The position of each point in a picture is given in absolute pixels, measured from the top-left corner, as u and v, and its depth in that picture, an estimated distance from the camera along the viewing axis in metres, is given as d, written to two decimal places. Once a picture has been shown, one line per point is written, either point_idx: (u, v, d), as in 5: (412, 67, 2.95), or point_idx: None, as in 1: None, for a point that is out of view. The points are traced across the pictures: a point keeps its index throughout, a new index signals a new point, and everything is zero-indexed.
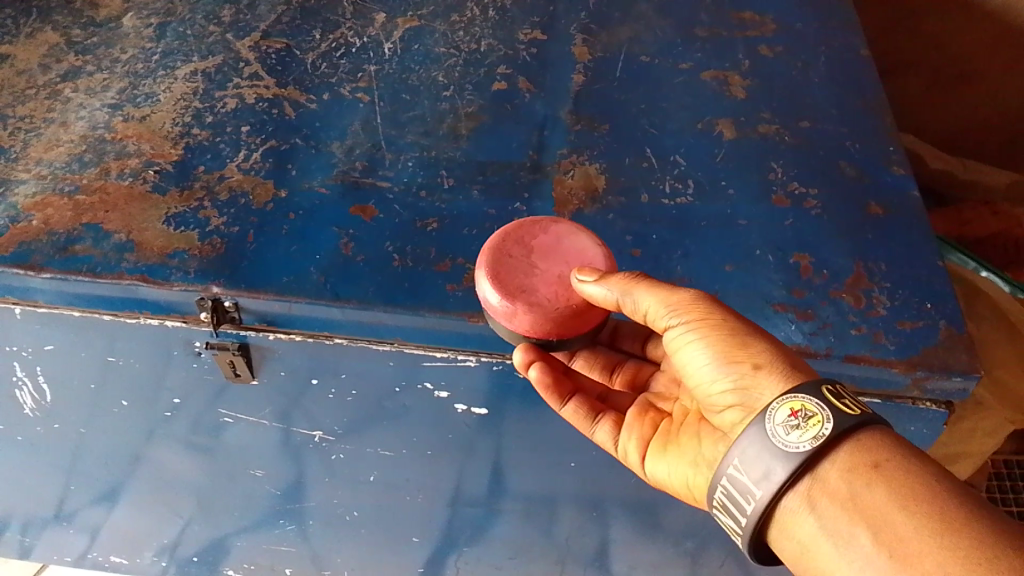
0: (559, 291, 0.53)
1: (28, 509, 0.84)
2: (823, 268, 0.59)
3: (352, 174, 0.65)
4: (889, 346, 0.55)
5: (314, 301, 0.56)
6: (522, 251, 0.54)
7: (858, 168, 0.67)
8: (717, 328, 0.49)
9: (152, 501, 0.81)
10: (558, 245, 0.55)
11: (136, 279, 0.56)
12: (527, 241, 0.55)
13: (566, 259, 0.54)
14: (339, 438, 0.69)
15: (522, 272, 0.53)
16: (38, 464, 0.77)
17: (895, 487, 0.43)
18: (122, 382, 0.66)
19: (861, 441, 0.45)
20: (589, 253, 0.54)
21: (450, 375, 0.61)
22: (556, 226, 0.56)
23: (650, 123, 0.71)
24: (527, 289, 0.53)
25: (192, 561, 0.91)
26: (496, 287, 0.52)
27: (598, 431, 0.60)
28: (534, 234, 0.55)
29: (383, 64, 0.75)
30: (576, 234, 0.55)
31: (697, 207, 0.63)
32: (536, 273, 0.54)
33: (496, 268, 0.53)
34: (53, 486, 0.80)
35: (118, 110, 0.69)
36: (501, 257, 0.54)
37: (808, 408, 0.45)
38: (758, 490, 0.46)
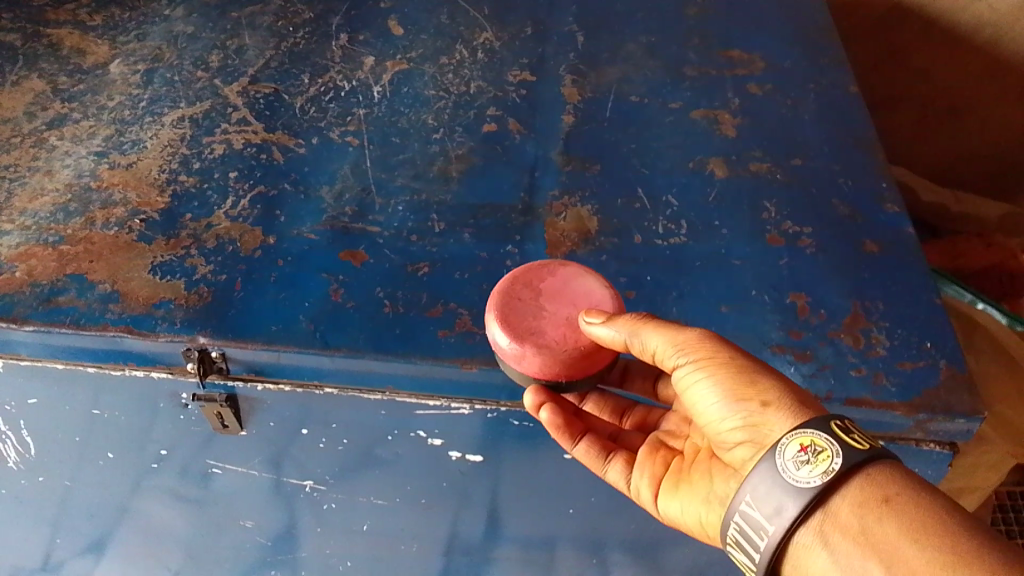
0: (568, 333, 0.52)
1: (13, 561, 0.81)
2: (820, 308, 0.59)
3: (341, 219, 0.64)
4: (890, 387, 0.54)
5: (304, 350, 0.55)
6: (530, 295, 0.54)
7: (851, 206, 0.66)
8: (724, 365, 0.49)
9: (140, 552, 0.78)
10: (566, 288, 0.54)
11: (121, 331, 0.55)
12: (535, 285, 0.54)
13: (574, 301, 0.53)
14: (330, 487, 0.67)
15: (531, 315, 0.52)
16: (21, 518, 0.75)
17: (906, 521, 0.42)
18: (108, 434, 0.64)
19: (870, 474, 0.44)
20: (596, 295, 0.53)
21: (444, 424, 0.59)
22: (563, 269, 0.55)
23: (641, 163, 0.70)
24: (536, 332, 0.52)
25: None
26: (503, 330, 0.51)
27: (609, 471, 0.59)
28: (541, 277, 0.54)
29: (373, 108, 0.75)
30: (583, 276, 0.55)
31: (690, 247, 0.63)
32: (544, 316, 0.53)
33: (504, 311, 0.52)
34: (38, 539, 0.77)
35: (104, 157, 0.68)
36: (510, 301, 0.53)
37: (818, 443, 0.44)
38: (770, 526, 0.46)
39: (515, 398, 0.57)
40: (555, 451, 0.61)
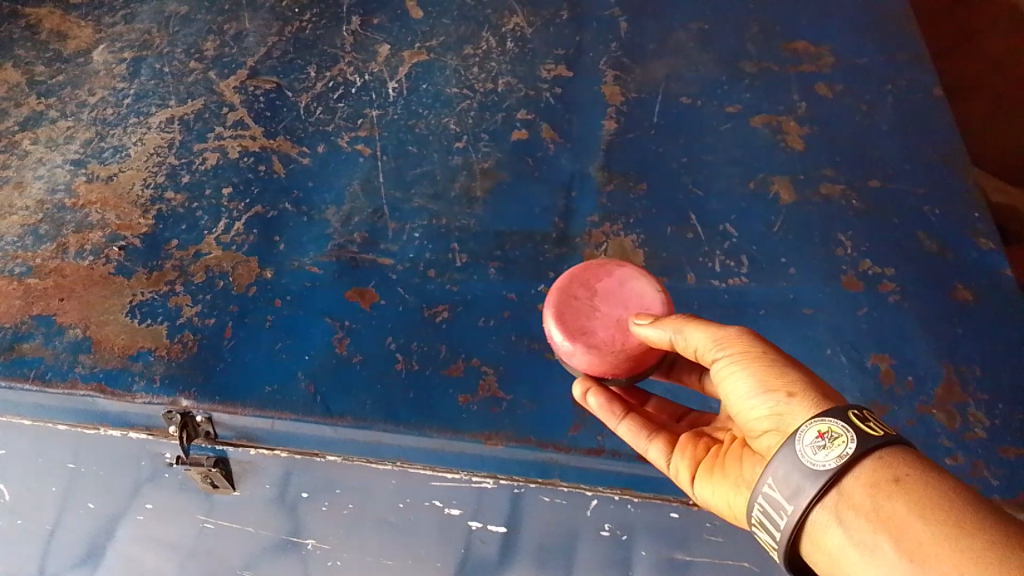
0: (621, 337, 0.44)
1: None
2: (906, 374, 0.50)
3: (349, 248, 0.56)
4: (991, 482, 0.46)
5: (302, 418, 0.48)
6: (587, 294, 0.46)
7: (939, 241, 0.57)
8: (761, 356, 0.40)
9: None
10: (623, 289, 0.46)
11: (92, 390, 0.48)
12: (591, 282, 0.46)
13: (627, 304, 0.45)
14: (334, 547, 0.59)
15: (586, 313, 0.45)
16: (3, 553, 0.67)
17: (927, 498, 0.34)
18: (88, 486, 0.57)
19: (883, 456, 0.36)
20: (650, 298, 0.45)
21: (463, 495, 0.52)
22: (622, 265, 0.47)
23: (694, 182, 0.61)
24: (589, 332, 0.44)
25: None
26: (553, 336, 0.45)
27: (650, 448, 0.45)
28: (600, 274, 0.46)
29: (387, 108, 0.65)
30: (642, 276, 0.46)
31: (753, 291, 0.54)
32: (598, 315, 0.45)
33: (559, 310, 0.45)
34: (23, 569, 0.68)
35: (82, 167, 0.60)
36: (564, 298, 0.46)
37: (833, 428, 0.36)
38: (788, 506, 0.37)
39: (545, 475, 0.49)
40: (590, 526, 0.53)
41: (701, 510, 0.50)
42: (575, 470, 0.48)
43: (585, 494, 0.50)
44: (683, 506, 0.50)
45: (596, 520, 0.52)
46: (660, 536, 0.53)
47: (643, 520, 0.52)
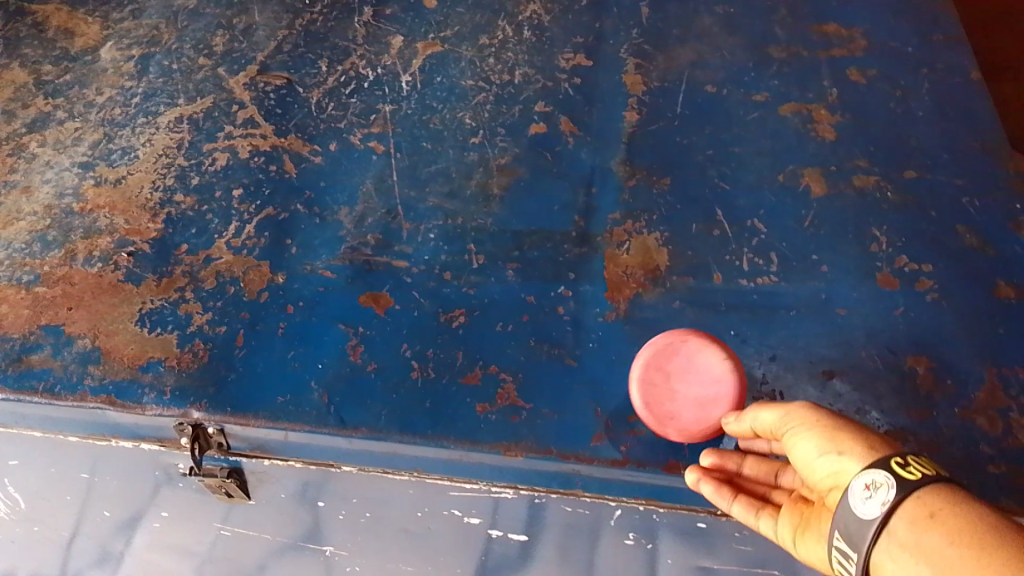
0: (705, 418, 0.45)
1: None
2: (946, 377, 0.48)
3: (363, 250, 0.54)
4: None
5: (316, 430, 0.46)
6: (663, 379, 0.46)
7: (979, 235, 0.54)
8: (828, 423, 0.40)
9: None
10: (693, 368, 0.46)
11: (102, 402, 0.47)
12: (665, 362, 0.46)
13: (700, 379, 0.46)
14: (352, 554, 0.57)
15: (668, 397, 0.45)
16: (22, 557, 0.66)
17: (965, 535, 0.34)
18: (102, 494, 0.57)
19: (921, 494, 0.35)
20: (719, 370, 0.45)
21: (482, 505, 0.50)
22: (688, 336, 0.46)
23: (720, 175, 0.58)
24: (676, 418, 0.45)
25: None
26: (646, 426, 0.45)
27: (761, 523, 0.43)
28: (672, 351, 0.46)
29: (400, 103, 0.63)
30: (709, 347, 0.46)
31: (782, 290, 0.52)
32: (678, 397, 0.45)
33: (642, 401, 0.45)
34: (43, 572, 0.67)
35: (90, 170, 0.59)
36: (644, 385, 0.46)
37: (874, 477, 0.36)
38: (853, 553, 0.37)
39: (567, 486, 0.48)
40: (614, 535, 0.51)
41: (730, 521, 0.48)
42: (599, 481, 0.47)
43: (609, 504, 0.48)
44: (711, 517, 0.48)
45: (621, 530, 0.50)
46: (687, 546, 0.51)
47: (669, 530, 0.50)
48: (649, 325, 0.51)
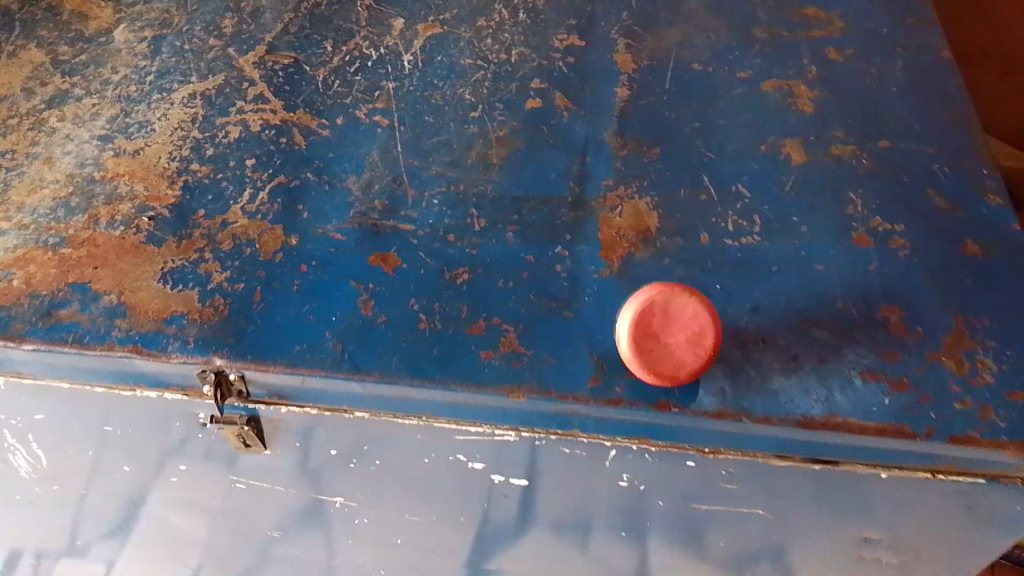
0: (704, 351, 0.47)
1: (43, 532, 0.75)
2: (916, 324, 0.51)
3: (371, 215, 0.57)
4: (1000, 424, 0.47)
5: (332, 375, 0.49)
6: (654, 342, 0.47)
7: (948, 198, 0.58)
8: None
9: (163, 541, 0.72)
10: (671, 319, 0.47)
11: (129, 351, 0.50)
12: (646, 326, 0.47)
13: (685, 326, 0.47)
14: (361, 505, 0.62)
15: (666, 354, 0.47)
16: (46, 511, 0.70)
17: None
18: (122, 449, 0.59)
19: None
20: (692, 307, 0.47)
21: (487, 449, 0.54)
22: (652, 296, 0.47)
23: (706, 145, 0.62)
24: (683, 366, 0.47)
25: None
26: (655, 382, 0.47)
27: None
28: (647, 314, 0.47)
29: (403, 80, 0.67)
30: (674, 296, 0.47)
31: (765, 249, 0.55)
32: (674, 349, 0.47)
33: (648, 368, 0.47)
34: (63, 521, 0.71)
35: (108, 143, 0.62)
36: (642, 355, 0.47)
37: None
38: None
39: (565, 427, 0.51)
40: (609, 477, 0.54)
41: (717, 458, 0.51)
42: (595, 421, 0.50)
43: (604, 445, 0.52)
44: (699, 455, 0.51)
45: (614, 473, 0.54)
46: (676, 486, 0.54)
47: (660, 471, 0.53)
48: (641, 281, 0.54)
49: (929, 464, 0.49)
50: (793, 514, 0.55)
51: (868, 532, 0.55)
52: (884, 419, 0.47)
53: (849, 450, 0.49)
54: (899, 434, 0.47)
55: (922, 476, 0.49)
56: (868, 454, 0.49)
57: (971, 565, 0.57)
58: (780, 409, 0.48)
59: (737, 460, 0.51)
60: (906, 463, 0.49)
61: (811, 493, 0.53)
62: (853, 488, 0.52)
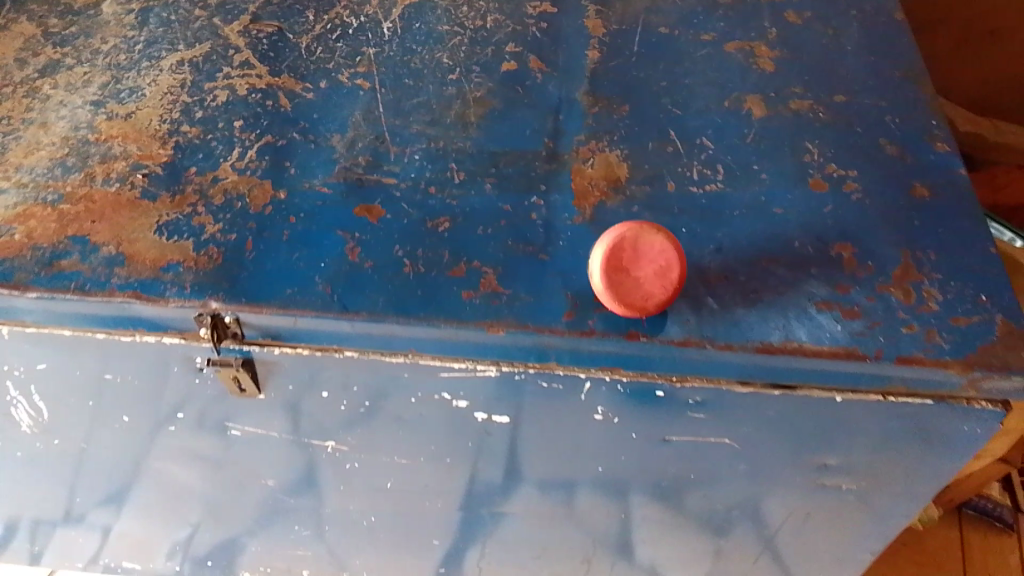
0: (670, 284, 0.51)
1: (41, 491, 0.78)
2: (867, 259, 0.55)
3: (355, 170, 0.60)
4: (944, 345, 0.51)
5: (322, 315, 0.52)
6: (625, 275, 0.51)
7: (899, 146, 0.62)
8: None
9: (162, 491, 0.76)
10: (640, 254, 0.51)
11: (129, 296, 0.53)
12: (617, 261, 0.51)
13: (653, 260, 0.51)
14: (352, 449, 0.67)
15: (635, 286, 0.50)
16: (46, 465, 0.73)
17: None
18: (121, 398, 0.62)
19: None
20: (659, 243, 0.51)
21: (470, 385, 0.57)
22: (623, 233, 0.51)
23: (673, 103, 0.65)
24: (651, 298, 0.50)
25: (212, 546, 0.88)
26: (625, 313, 0.51)
27: None
28: (618, 249, 0.51)
29: (383, 47, 0.70)
30: (643, 232, 0.51)
31: (728, 195, 0.59)
32: (644, 282, 0.50)
33: (619, 300, 0.50)
34: (63, 475, 0.74)
35: (101, 107, 0.64)
36: (613, 288, 0.51)
37: None
38: None
39: (543, 360, 0.54)
40: (585, 410, 0.58)
41: (684, 386, 0.54)
42: (570, 352, 0.53)
43: (580, 377, 0.55)
44: (668, 384, 0.54)
45: (590, 406, 0.58)
46: (648, 417, 0.58)
47: (631, 402, 0.57)
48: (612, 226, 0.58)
49: (880, 386, 0.53)
50: (755, 442, 0.60)
51: (825, 457, 0.60)
52: (837, 343, 0.51)
53: (805, 374, 0.52)
54: (851, 356, 0.51)
55: (874, 398, 0.53)
56: (823, 377, 0.52)
57: (923, 488, 0.61)
58: (742, 337, 0.51)
59: (702, 388, 0.54)
60: (859, 385, 0.53)
61: (772, 420, 0.57)
62: (812, 412, 0.55)
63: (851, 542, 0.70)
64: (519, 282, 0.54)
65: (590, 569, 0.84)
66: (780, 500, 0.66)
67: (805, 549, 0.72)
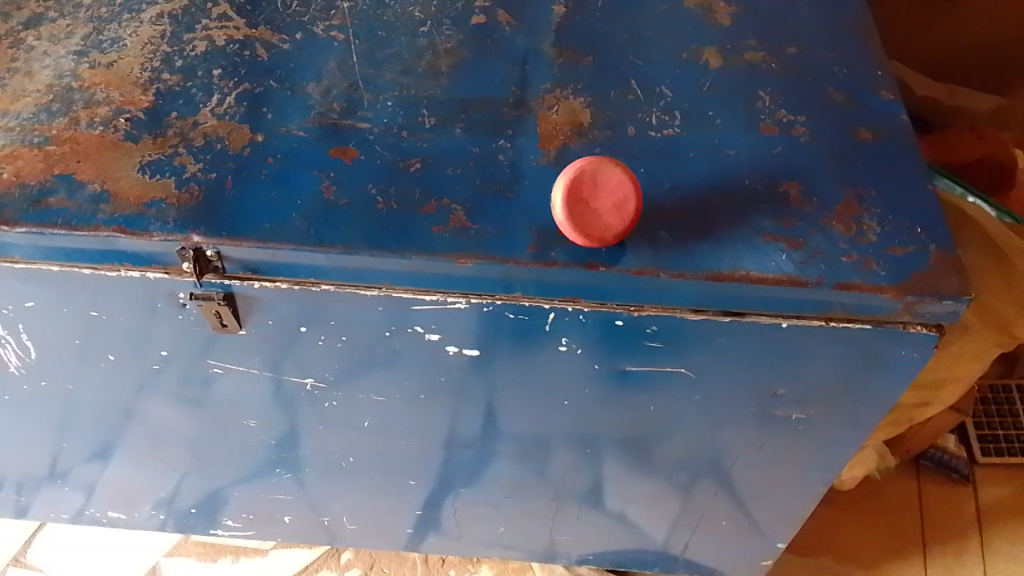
0: (627, 216, 0.54)
1: (29, 438, 0.80)
2: (812, 196, 0.59)
3: (330, 115, 0.63)
4: (880, 272, 0.55)
5: (299, 247, 0.55)
6: (585, 207, 0.54)
7: (846, 94, 0.66)
8: None
9: (148, 435, 0.79)
10: (599, 187, 0.54)
11: (114, 230, 0.55)
12: (578, 193, 0.54)
13: (611, 193, 0.54)
14: (330, 385, 0.69)
15: (595, 218, 0.54)
16: (34, 410, 0.76)
17: None
18: (107, 337, 0.65)
19: None
20: (617, 177, 0.54)
21: (441, 318, 0.60)
22: (583, 167, 0.54)
23: (634, 54, 0.69)
24: (609, 229, 0.54)
25: (197, 493, 0.91)
26: (586, 243, 0.54)
27: None
28: (578, 182, 0.54)
29: (357, 1, 0.72)
30: (601, 166, 0.54)
31: (684, 138, 0.62)
32: (602, 214, 0.54)
33: (580, 231, 0.54)
34: (51, 420, 0.77)
35: (84, 57, 0.66)
36: (574, 219, 0.54)
37: None
38: None
39: (509, 291, 0.58)
40: (551, 342, 0.62)
41: (642, 315, 0.58)
42: (534, 283, 0.57)
43: (544, 308, 0.58)
44: (626, 312, 0.58)
45: (555, 338, 0.61)
46: (609, 348, 0.62)
47: (593, 333, 0.60)
48: None
49: (822, 312, 0.57)
50: (712, 372, 0.63)
51: (775, 386, 0.64)
52: (782, 271, 0.55)
53: (753, 300, 0.56)
54: (794, 283, 0.55)
55: (818, 324, 0.57)
56: (770, 303, 0.56)
57: (866, 413, 0.65)
58: (693, 265, 0.55)
59: (659, 317, 0.58)
60: (803, 311, 0.57)
61: (727, 349, 0.60)
62: (762, 340, 0.59)
63: (805, 472, 0.75)
64: (486, 217, 0.57)
65: (559, 508, 0.88)
66: (737, 431, 0.70)
67: (760, 481, 0.77)
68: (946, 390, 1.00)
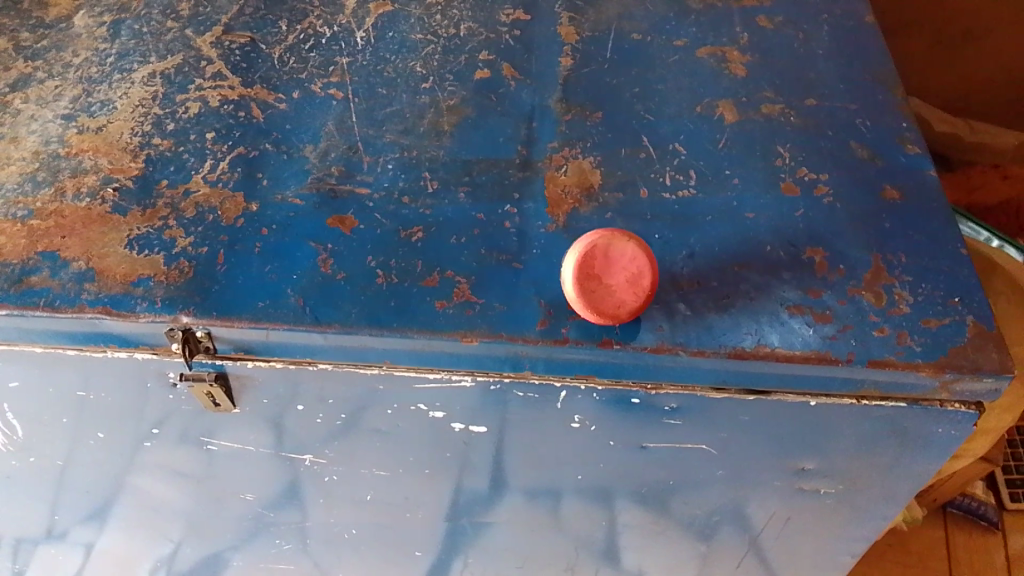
0: (642, 291, 0.51)
1: (20, 511, 0.77)
2: (839, 263, 0.55)
3: (328, 180, 0.60)
4: (915, 348, 0.52)
5: (294, 327, 0.52)
6: (596, 282, 0.51)
7: (869, 149, 0.62)
8: None
9: (142, 508, 0.76)
10: (612, 262, 0.51)
11: (99, 312, 0.52)
12: (590, 268, 0.51)
13: (624, 268, 0.51)
14: (330, 461, 0.66)
15: (608, 294, 0.50)
16: (24, 484, 0.72)
17: None
18: (96, 415, 0.62)
19: None
20: (631, 251, 0.51)
21: (446, 396, 0.57)
22: (595, 241, 0.51)
23: (646, 109, 0.65)
24: (624, 306, 0.50)
25: (194, 564, 0.88)
26: (600, 321, 0.51)
27: None
28: (590, 257, 0.51)
29: (356, 56, 0.69)
30: (615, 240, 0.51)
31: (700, 200, 0.59)
32: (616, 289, 0.51)
33: (591, 307, 0.50)
34: (40, 493, 0.74)
35: (72, 121, 0.64)
36: (586, 295, 0.51)
37: None
38: None
39: (518, 369, 0.54)
40: (562, 419, 0.58)
41: (659, 393, 0.55)
42: (544, 361, 0.53)
43: (555, 386, 0.55)
44: (643, 391, 0.54)
45: (567, 414, 0.58)
46: (624, 425, 0.58)
47: (608, 410, 0.57)
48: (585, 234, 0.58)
49: (853, 390, 0.53)
50: (734, 448, 0.60)
51: (802, 462, 0.60)
52: (808, 348, 0.52)
53: (778, 378, 0.53)
54: (822, 361, 0.51)
55: (849, 402, 0.54)
56: (796, 381, 0.53)
57: (900, 488, 0.61)
58: (714, 342, 0.52)
59: (677, 395, 0.54)
60: (832, 389, 0.53)
61: (749, 426, 0.57)
62: (789, 417, 0.55)
63: (832, 543, 0.71)
64: (492, 292, 0.54)
65: None
66: (761, 504, 0.66)
67: (789, 553, 0.73)
68: (977, 441, 0.96)
